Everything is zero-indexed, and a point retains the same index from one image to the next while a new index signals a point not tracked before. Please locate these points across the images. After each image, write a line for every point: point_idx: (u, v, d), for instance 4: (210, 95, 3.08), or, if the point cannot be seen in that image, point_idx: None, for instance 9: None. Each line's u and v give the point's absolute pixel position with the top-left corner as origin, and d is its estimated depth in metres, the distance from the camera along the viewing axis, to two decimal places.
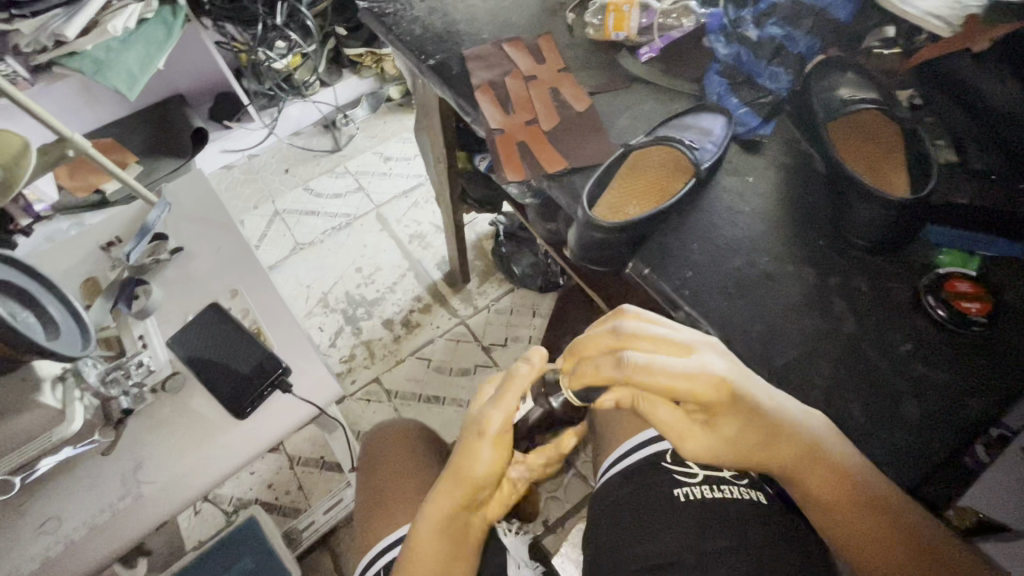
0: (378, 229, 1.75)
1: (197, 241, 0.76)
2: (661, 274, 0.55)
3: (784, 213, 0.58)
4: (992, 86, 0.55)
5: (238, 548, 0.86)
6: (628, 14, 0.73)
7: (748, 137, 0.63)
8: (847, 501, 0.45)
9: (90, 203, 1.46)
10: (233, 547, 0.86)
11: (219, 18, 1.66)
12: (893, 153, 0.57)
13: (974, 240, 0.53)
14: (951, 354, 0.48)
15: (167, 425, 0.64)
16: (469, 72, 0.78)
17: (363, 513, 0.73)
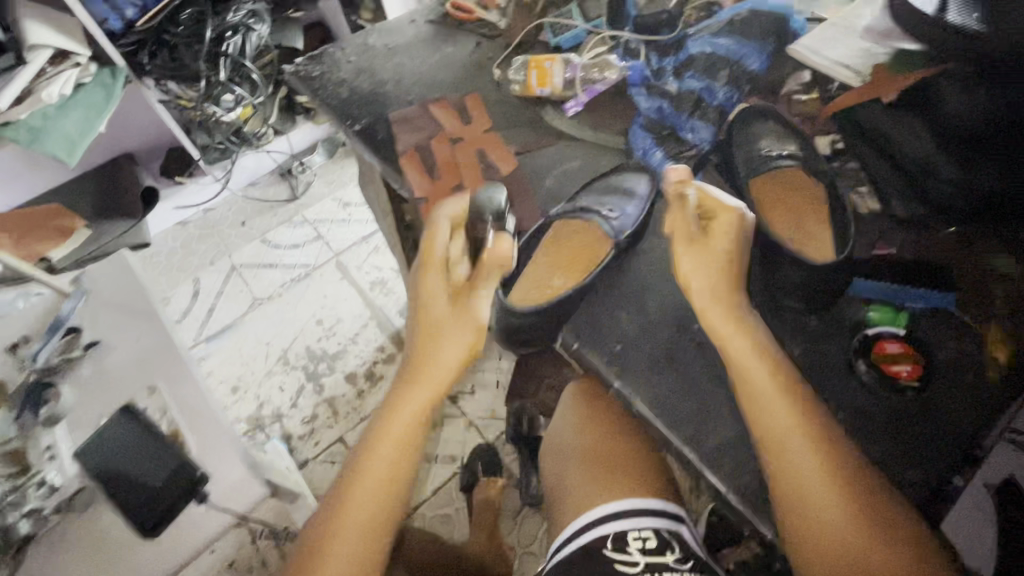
0: (337, 278, 1.71)
1: (115, 333, 0.72)
2: (590, 347, 0.53)
3: None
4: (906, 135, 0.54)
5: None
6: (550, 71, 0.72)
7: None
8: (805, 441, 0.41)
9: None
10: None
11: (162, 76, 1.60)
12: (818, 209, 0.57)
13: (905, 294, 0.50)
14: (887, 422, 0.46)
15: (76, 544, 0.60)
16: (395, 136, 0.76)
17: None
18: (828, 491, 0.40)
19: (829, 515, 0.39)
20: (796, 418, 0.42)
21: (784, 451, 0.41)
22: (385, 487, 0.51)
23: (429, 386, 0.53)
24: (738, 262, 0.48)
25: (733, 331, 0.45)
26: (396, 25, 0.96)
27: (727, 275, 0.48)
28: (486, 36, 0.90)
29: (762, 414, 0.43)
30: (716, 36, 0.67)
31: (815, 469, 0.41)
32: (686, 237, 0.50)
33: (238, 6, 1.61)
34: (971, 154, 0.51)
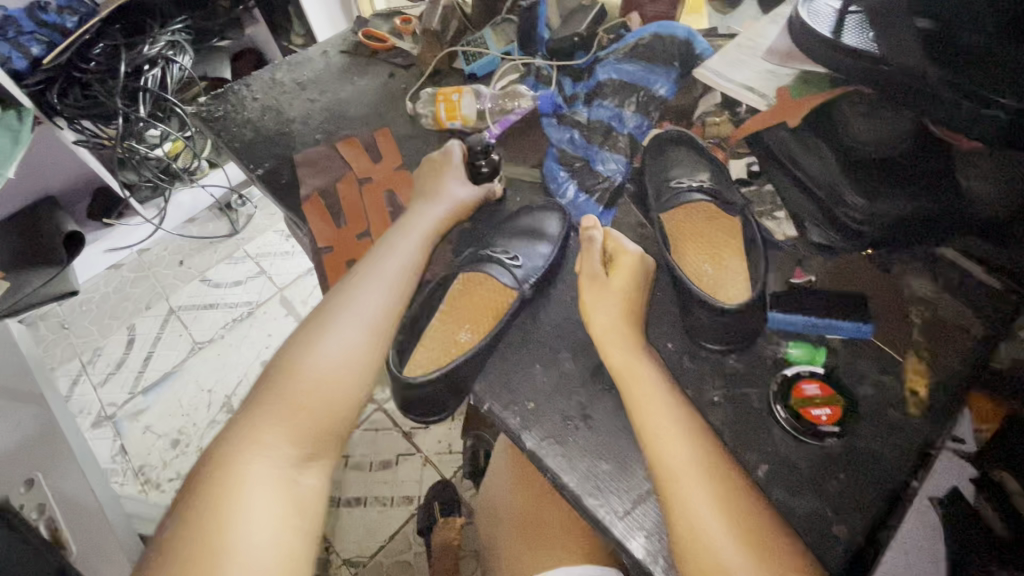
0: (283, 315, 1.64)
1: None
2: (501, 409, 0.49)
3: None
4: (814, 158, 0.52)
5: None
6: (458, 103, 0.68)
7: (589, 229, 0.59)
8: (703, 483, 0.40)
9: None
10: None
11: (75, 116, 1.50)
12: (733, 241, 0.54)
13: (821, 326, 0.48)
14: (811, 471, 0.43)
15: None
16: (299, 181, 0.71)
17: None
18: (726, 537, 0.38)
19: (729, 562, 0.37)
20: (696, 462, 0.41)
21: (683, 485, 0.40)
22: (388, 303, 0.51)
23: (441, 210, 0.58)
24: (638, 301, 0.49)
25: (635, 365, 0.45)
26: (307, 57, 0.91)
27: (630, 313, 0.48)
28: (399, 65, 0.86)
29: (664, 444, 0.42)
30: (620, 61, 0.64)
31: (714, 512, 0.38)
32: (591, 274, 0.50)
33: (154, 38, 1.54)
34: (875, 181, 0.49)
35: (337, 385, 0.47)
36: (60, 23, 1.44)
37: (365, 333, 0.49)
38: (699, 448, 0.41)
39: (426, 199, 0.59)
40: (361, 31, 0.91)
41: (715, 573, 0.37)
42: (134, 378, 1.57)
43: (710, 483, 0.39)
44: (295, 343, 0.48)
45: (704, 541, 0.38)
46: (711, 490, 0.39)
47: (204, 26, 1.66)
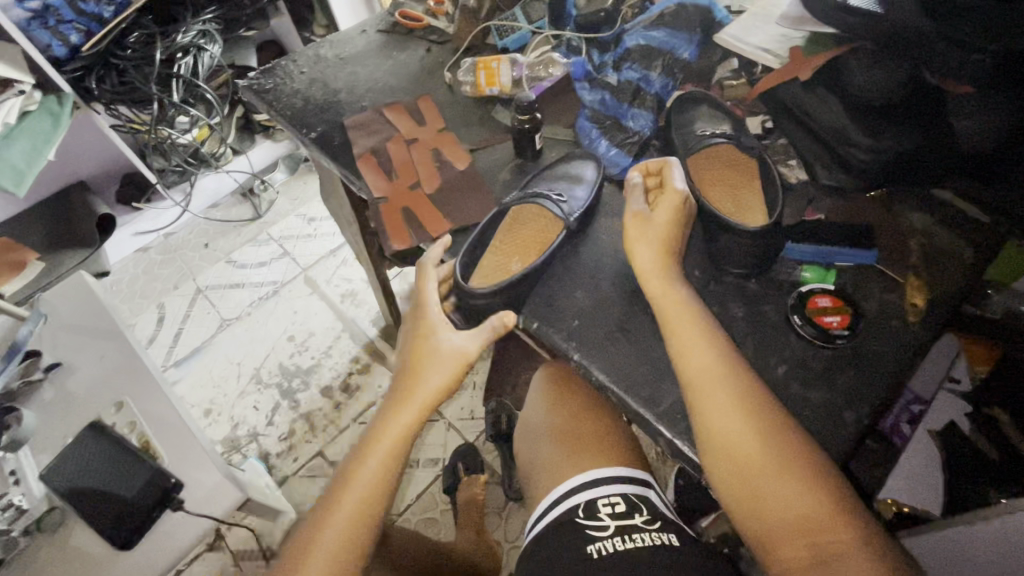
0: (307, 293, 1.70)
1: (80, 353, 0.71)
2: (549, 325, 0.55)
3: None
4: (823, 109, 0.59)
5: None
6: (497, 70, 0.75)
7: (621, 178, 0.66)
8: (729, 389, 0.46)
9: None
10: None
11: (112, 100, 1.59)
12: (752, 183, 0.61)
13: (830, 253, 0.55)
14: (822, 368, 0.50)
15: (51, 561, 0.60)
16: (351, 141, 0.78)
17: None
18: (744, 424, 0.45)
19: (744, 442, 0.44)
20: (722, 368, 0.47)
21: (708, 397, 0.46)
22: (360, 514, 0.52)
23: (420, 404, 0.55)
24: (679, 235, 0.54)
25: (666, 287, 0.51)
26: (347, 36, 0.98)
27: (667, 245, 0.53)
28: (435, 42, 0.93)
29: (696, 360, 0.47)
30: (648, 30, 0.71)
31: (737, 415, 0.45)
32: (637, 211, 0.55)
33: (187, 27, 1.61)
34: (877, 121, 0.56)
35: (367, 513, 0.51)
36: (97, 13, 1.48)
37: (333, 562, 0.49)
38: (723, 360, 0.47)
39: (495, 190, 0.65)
40: (398, 12, 0.99)
41: (731, 454, 0.44)
42: (166, 353, 1.63)
43: (733, 390, 0.46)
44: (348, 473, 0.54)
45: (723, 439, 0.45)
46: (731, 399, 0.46)
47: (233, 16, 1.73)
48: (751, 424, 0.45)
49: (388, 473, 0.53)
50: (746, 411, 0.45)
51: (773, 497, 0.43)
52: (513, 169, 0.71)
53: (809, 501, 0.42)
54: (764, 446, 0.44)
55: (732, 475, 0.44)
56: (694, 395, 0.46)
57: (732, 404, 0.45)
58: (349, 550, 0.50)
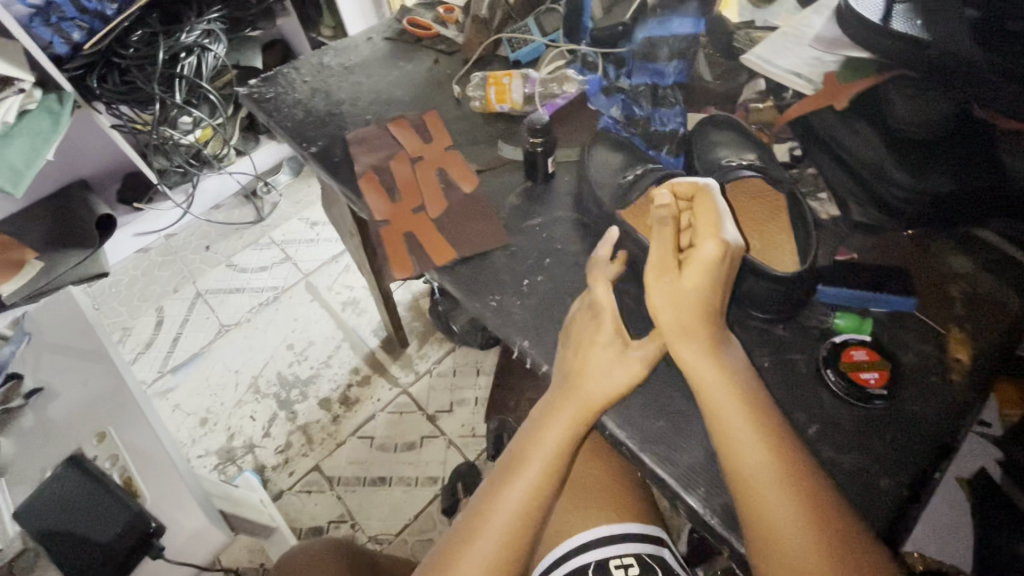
0: (308, 300, 1.67)
1: (62, 375, 0.67)
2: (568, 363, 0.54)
3: None
4: (855, 140, 0.56)
5: None
6: (508, 86, 0.72)
7: None
8: (781, 481, 0.41)
9: None
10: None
11: (112, 100, 1.56)
12: (780, 217, 0.57)
13: (865, 298, 0.51)
14: (856, 429, 0.46)
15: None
16: (353, 158, 0.74)
17: None
18: (794, 519, 0.40)
19: (789, 539, 0.40)
20: (772, 458, 0.42)
21: (761, 486, 0.41)
22: (512, 547, 0.47)
23: (581, 412, 0.48)
24: (715, 292, 0.46)
25: (702, 356, 0.45)
26: (352, 44, 0.94)
27: (703, 300, 0.46)
28: (444, 52, 0.89)
29: (746, 444, 0.43)
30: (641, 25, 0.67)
31: (783, 492, 0.41)
32: (661, 264, 0.47)
33: (191, 26, 1.58)
34: (920, 159, 0.52)
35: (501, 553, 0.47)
36: (100, 10, 1.47)
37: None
38: (773, 447, 0.42)
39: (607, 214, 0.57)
40: (405, 19, 0.95)
41: (777, 555, 0.39)
42: (165, 358, 1.61)
43: (787, 482, 0.41)
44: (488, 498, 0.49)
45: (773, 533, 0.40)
46: (785, 491, 0.41)
47: (239, 16, 1.71)
48: (802, 521, 0.40)
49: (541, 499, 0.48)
50: (806, 506, 0.40)
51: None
52: (522, 191, 0.67)
53: None
54: (817, 529, 0.40)
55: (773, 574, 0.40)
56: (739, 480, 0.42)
57: (780, 477, 0.41)
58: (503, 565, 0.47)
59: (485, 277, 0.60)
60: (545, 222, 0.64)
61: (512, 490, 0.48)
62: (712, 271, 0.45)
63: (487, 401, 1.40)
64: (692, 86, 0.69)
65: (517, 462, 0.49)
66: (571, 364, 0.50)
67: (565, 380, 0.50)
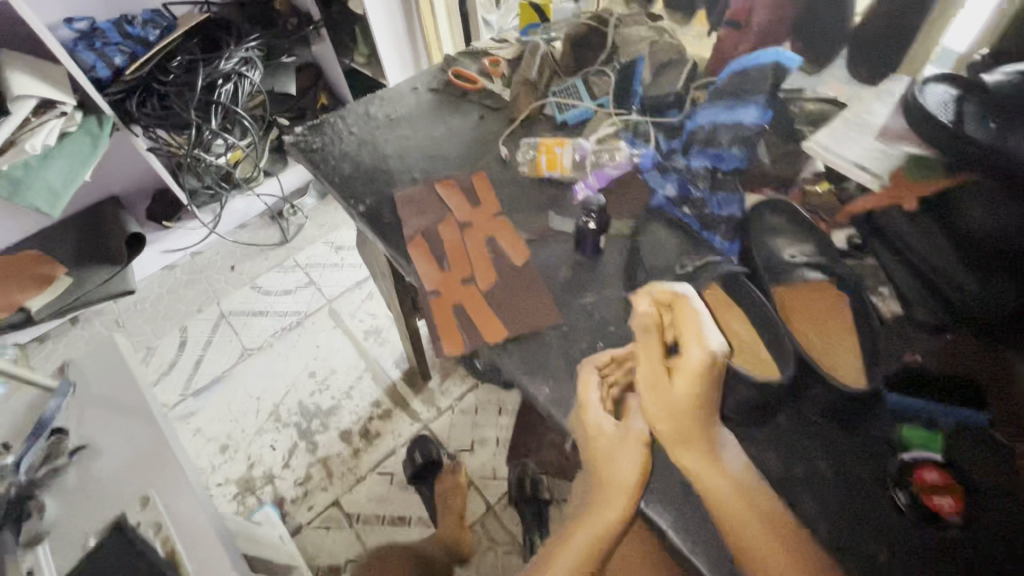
0: (331, 327, 1.67)
1: (104, 434, 0.74)
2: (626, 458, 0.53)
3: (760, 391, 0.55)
4: (921, 240, 0.55)
5: None
6: (560, 155, 0.74)
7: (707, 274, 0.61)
8: (755, 519, 0.45)
9: None
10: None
11: (150, 124, 1.58)
12: (845, 319, 0.56)
13: (933, 409, 0.50)
14: (926, 556, 0.44)
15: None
16: (402, 220, 0.74)
17: None
18: None
19: None
20: (737, 496, 0.46)
21: (741, 530, 0.44)
22: None
23: (613, 506, 0.48)
24: (706, 401, 0.48)
25: (705, 457, 0.47)
26: (397, 93, 0.95)
27: (700, 409, 0.48)
28: (489, 108, 0.89)
29: (723, 495, 0.46)
30: (708, 106, 0.70)
31: None
32: (653, 376, 0.49)
33: (230, 54, 1.60)
34: (991, 266, 0.50)
35: None
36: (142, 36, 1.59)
37: None
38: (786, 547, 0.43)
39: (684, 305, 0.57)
40: (451, 71, 0.95)
41: None
42: (186, 380, 1.61)
43: (756, 519, 0.45)
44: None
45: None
46: (762, 532, 0.44)
47: (276, 43, 1.73)
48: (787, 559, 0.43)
49: None
50: (778, 542, 0.43)
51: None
52: (573, 266, 0.66)
53: None
54: None
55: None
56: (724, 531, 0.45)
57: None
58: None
59: (538, 358, 0.59)
60: (597, 300, 0.63)
61: None
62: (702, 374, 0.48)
63: (509, 441, 1.39)
64: (748, 164, 0.68)
65: (557, 546, 0.50)
66: (597, 460, 0.51)
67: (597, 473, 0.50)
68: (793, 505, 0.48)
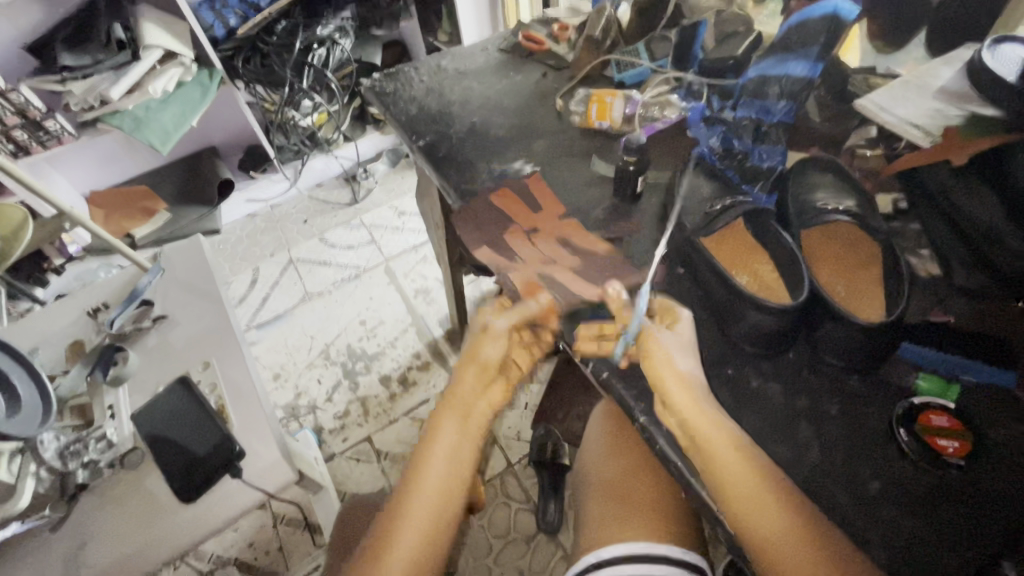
0: (385, 282, 1.77)
1: (183, 309, 0.77)
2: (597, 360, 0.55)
3: (716, 355, 0.53)
4: (975, 203, 0.53)
5: None
6: (611, 104, 0.75)
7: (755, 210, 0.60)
8: (776, 510, 0.42)
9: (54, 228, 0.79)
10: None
11: (251, 80, 1.79)
12: (873, 269, 0.55)
13: (956, 364, 0.49)
14: (924, 497, 0.43)
15: (115, 509, 0.61)
16: (455, 155, 0.78)
17: None
18: (899, 499, 0.44)
19: (855, 493, 0.44)
20: (735, 450, 0.45)
21: (849, 268, 0.56)
22: (427, 547, 0.51)
23: (456, 424, 0.55)
24: (842, 262, 0.56)
25: (837, 275, 0.56)
26: (470, 51, 0.99)
27: (851, 264, 0.56)
28: (552, 67, 0.93)
29: (841, 261, 0.57)
30: (759, 60, 0.67)
31: (864, 474, 0.45)
32: (820, 238, 0.58)
33: (327, 22, 1.77)
34: None
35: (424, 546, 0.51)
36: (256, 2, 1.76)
37: (420, 550, 0.51)
38: (879, 462, 0.45)
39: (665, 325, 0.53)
40: (521, 33, 0.99)
41: (847, 467, 0.46)
42: (253, 313, 1.75)
43: (790, 515, 0.42)
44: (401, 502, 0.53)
45: (840, 265, 0.56)
46: (774, 513, 0.42)
47: (368, 16, 1.89)
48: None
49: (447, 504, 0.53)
50: (855, 268, 0.56)
51: (869, 291, 0.54)
52: (612, 207, 0.68)
53: (924, 526, 0.42)
54: (912, 482, 0.44)
55: (856, 439, 0.47)
56: (705, 430, 0.46)
57: (894, 472, 0.45)
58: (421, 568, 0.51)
59: (557, 278, 0.63)
60: (627, 239, 0.65)
61: (418, 502, 0.52)
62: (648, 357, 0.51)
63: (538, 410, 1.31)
64: (796, 122, 0.69)
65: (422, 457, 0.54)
66: (454, 393, 0.57)
67: (447, 402, 0.57)
68: (791, 430, 0.48)
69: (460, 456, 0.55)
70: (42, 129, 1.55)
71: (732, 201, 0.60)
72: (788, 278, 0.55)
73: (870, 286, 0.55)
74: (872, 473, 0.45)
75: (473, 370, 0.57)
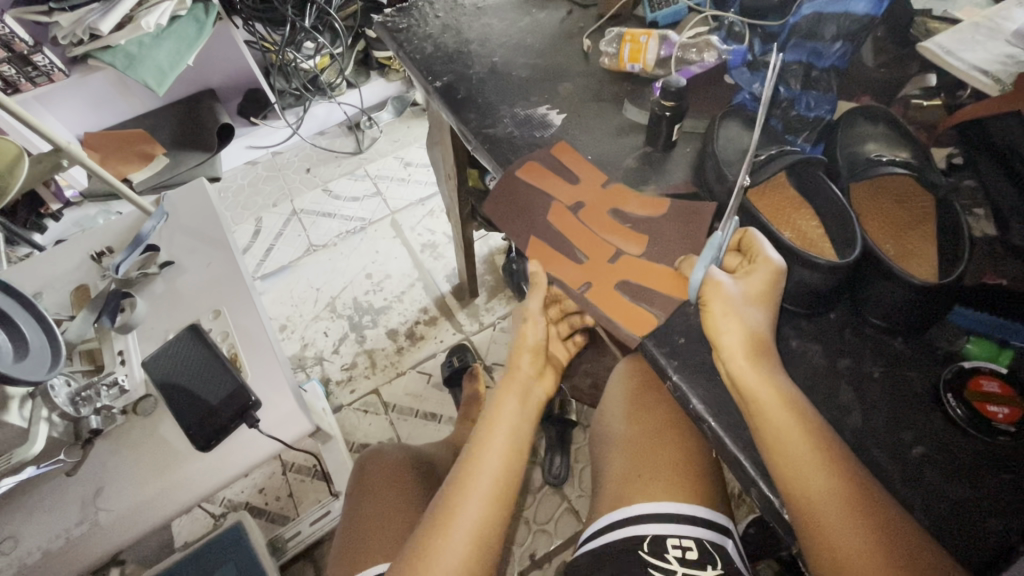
0: (391, 236, 1.73)
1: (189, 256, 0.74)
2: (628, 317, 0.53)
3: None
4: None
5: (221, 554, 0.81)
6: (645, 46, 0.69)
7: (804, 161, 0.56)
8: (828, 474, 0.41)
9: (48, 164, 0.74)
10: (218, 552, 0.82)
11: (250, 17, 1.73)
12: (925, 225, 0.52)
13: (1007, 328, 0.47)
14: (969, 462, 0.42)
15: (131, 455, 0.61)
16: (476, 97, 0.73)
17: (343, 536, 0.75)
18: (945, 465, 0.42)
19: (898, 459, 0.43)
20: (782, 408, 0.43)
21: (900, 225, 0.53)
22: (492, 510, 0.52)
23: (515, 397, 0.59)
24: (894, 219, 0.53)
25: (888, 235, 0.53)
26: None
27: (902, 220, 0.53)
28: (579, 4, 0.86)
29: (893, 217, 0.53)
30: None
31: (910, 441, 0.44)
32: (871, 195, 0.55)
33: None
34: None
35: (488, 508, 0.52)
36: None
37: (486, 512, 0.52)
38: (924, 428, 0.44)
39: (743, 271, 0.48)
40: None
41: (890, 433, 0.44)
42: (257, 264, 1.72)
43: (841, 478, 0.41)
44: (463, 472, 0.54)
45: (892, 221, 0.53)
46: (825, 478, 0.41)
47: None
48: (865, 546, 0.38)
49: (510, 470, 0.54)
50: (906, 225, 0.53)
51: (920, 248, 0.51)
52: (645, 157, 0.64)
53: (972, 493, 0.41)
54: (957, 449, 0.43)
55: (899, 405, 0.45)
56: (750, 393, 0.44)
57: (941, 439, 0.43)
58: (492, 516, 0.52)
59: (586, 230, 0.60)
60: (660, 191, 0.61)
61: (482, 466, 0.54)
62: (705, 305, 0.48)
63: None
64: (849, 67, 0.64)
65: (487, 428, 0.57)
66: (513, 374, 0.61)
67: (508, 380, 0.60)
68: (832, 393, 0.46)
69: (519, 426, 0.57)
70: (30, 64, 1.47)
71: (778, 149, 0.56)
72: (838, 234, 0.52)
73: (921, 244, 0.51)
74: (917, 440, 0.44)
75: (528, 354, 0.62)
